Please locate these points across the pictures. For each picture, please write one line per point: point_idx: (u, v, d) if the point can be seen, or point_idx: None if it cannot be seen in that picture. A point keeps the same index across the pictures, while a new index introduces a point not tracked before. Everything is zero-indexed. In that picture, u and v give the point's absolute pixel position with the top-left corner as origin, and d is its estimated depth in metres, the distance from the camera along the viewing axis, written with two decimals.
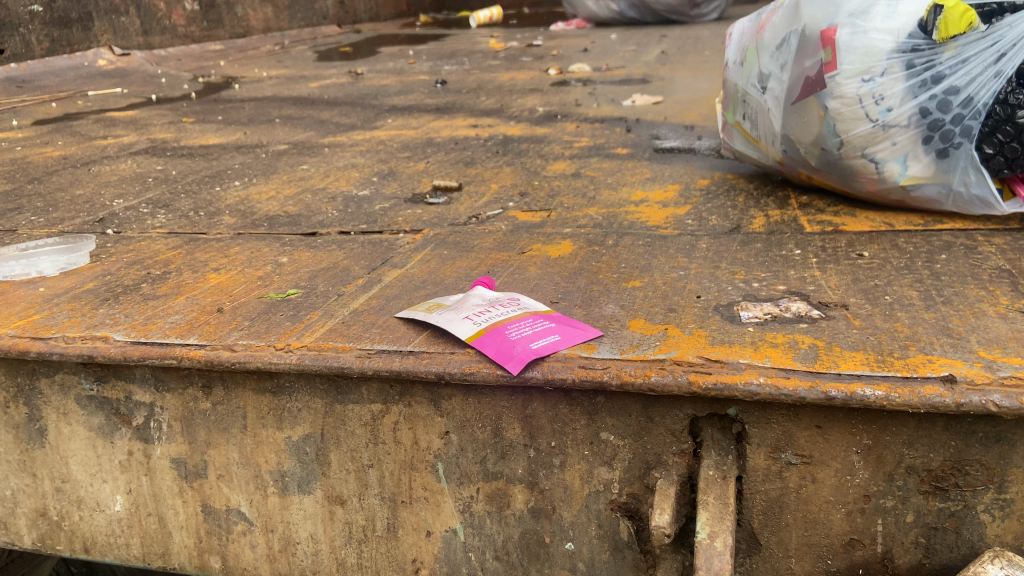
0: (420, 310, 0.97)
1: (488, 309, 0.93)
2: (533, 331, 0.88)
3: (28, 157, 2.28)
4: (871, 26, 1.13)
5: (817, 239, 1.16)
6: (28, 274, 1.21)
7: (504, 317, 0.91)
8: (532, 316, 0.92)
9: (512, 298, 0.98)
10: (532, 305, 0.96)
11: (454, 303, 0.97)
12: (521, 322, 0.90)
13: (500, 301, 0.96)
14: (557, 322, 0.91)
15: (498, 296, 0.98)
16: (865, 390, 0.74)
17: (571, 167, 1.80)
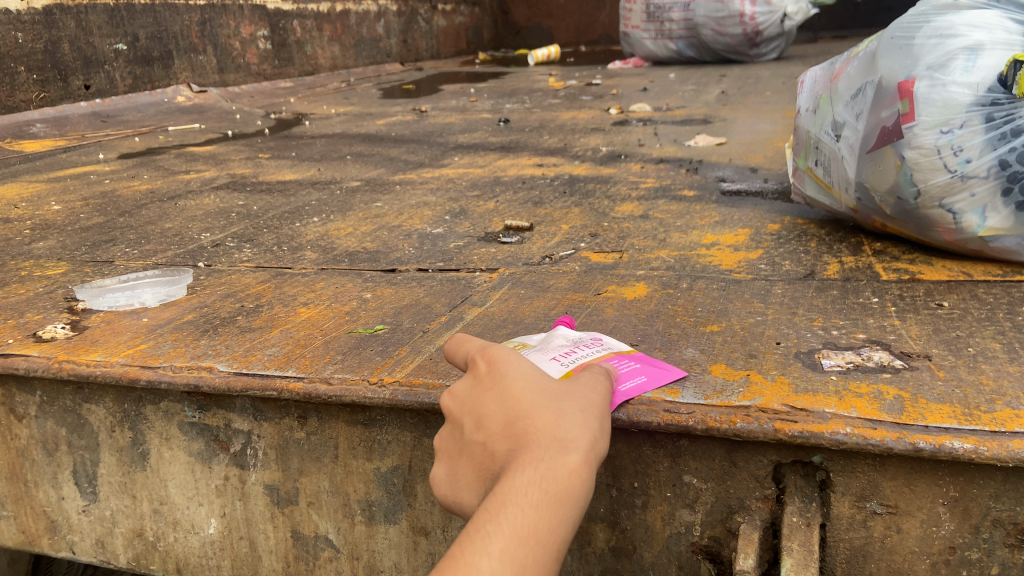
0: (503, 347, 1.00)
1: (572, 347, 0.96)
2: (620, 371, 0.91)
3: (116, 190, 2.40)
4: (950, 80, 1.16)
5: (894, 287, 1.17)
6: (132, 304, 1.30)
7: (590, 357, 0.94)
8: (616, 357, 0.95)
9: (592, 337, 1.01)
10: (612, 345, 0.99)
11: (537, 341, 1.00)
12: (608, 364, 0.93)
13: (583, 340, 0.99)
14: (640, 363, 0.94)
15: (578, 335, 1.01)
16: (953, 443, 0.75)
17: (639, 208, 1.83)
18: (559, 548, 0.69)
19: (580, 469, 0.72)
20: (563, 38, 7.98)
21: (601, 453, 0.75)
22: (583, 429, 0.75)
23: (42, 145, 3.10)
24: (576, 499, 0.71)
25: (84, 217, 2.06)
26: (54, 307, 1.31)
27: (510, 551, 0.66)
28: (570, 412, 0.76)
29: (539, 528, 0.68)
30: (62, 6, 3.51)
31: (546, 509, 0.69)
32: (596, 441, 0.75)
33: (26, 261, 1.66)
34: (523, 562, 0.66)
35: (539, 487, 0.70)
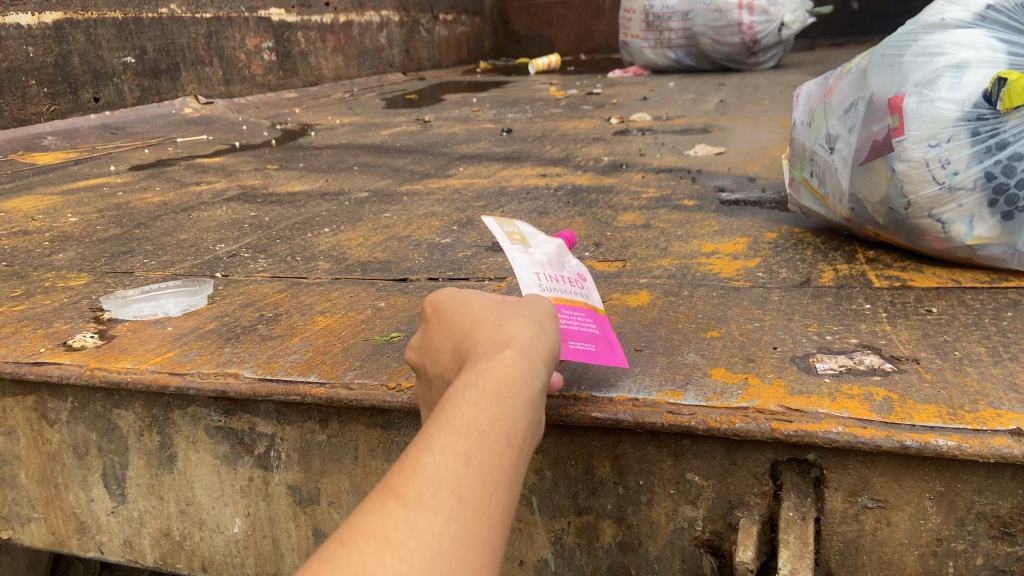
0: (505, 230, 1.01)
1: (555, 278, 1.00)
2: (580, 328, 0.97)
3: (130, 202, 2.45)
4: (937, 96, 1.21)
5: (886, 294, 1.23)
6: (157, 313, 1.36)
7: (567, 294, 0.98)
8: (585, 310, 1.00)
9: (577, 277, 1.05)
10: (589, 295, 1.04)
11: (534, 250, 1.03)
12: (576, 314, 0.98)
13: (568, 278, 1.03)
14: (599, 330, 1.00)
15: (569, 268, 1.05)
16: (938, 440, 0.80)
17: (641, 218, 1.89)
18: (507, 439, 0.68)
19: (518, 367, 0.73)
20: (563, 47, 8.06)
21: (539, 358, 0.77)
22: (520, 339, 0.77)
23: (54, 157, 3.16)
24: (518, 393, 0.72)
25: (101, 230, 2.11)
26: (81, 317, 1.36)
27: (456, 440, 0.66)
28: (506, 329, 0.79)
29: (481, 419, 0.68)
30: (73, 20, 3.57)
31: (489, 402, 0.69)
32: (533, 346, 0.77)
33: (48, 272, 1.71)
34: (468, 450, 0.66)
35: (477, 384, 0.70)
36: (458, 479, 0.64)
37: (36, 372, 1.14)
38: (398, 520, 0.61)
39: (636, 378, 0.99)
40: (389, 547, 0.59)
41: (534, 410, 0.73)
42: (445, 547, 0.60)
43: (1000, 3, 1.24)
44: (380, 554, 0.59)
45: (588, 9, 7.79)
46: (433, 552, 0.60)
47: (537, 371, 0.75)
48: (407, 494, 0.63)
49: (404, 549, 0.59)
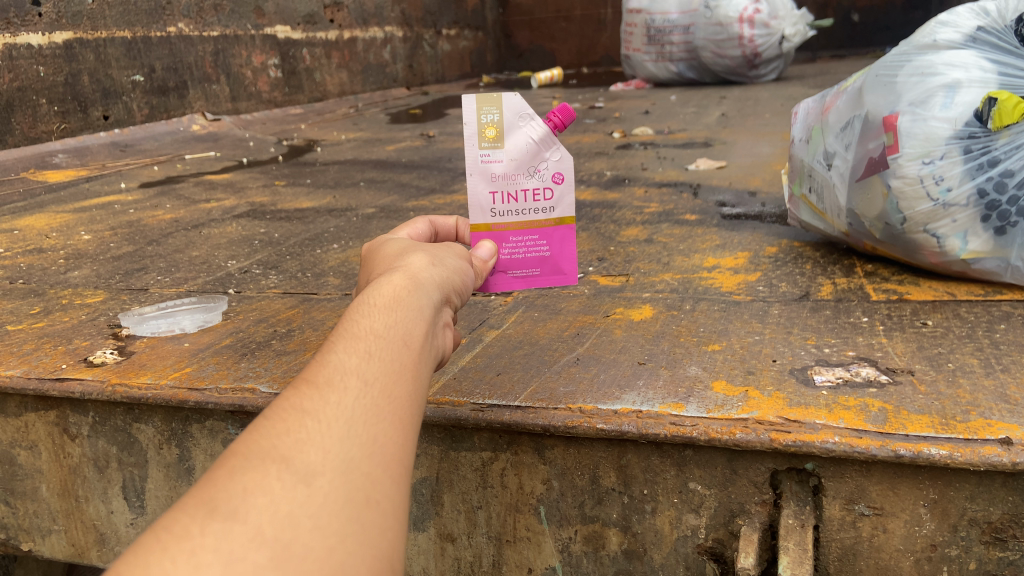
0: (480, 119, 1.00)
1: (512, 194, 1.03)
2: (528, 255, 1.06)
3: (142, 220, 2.50)
4: (930, 115, 1.25)
5: (882, 307, 1.26)
6: (174, 329, 1.41)
7: (519, 219, 1.04)
8: (540, 229, 1.06)
9: (552, 176, 1.03)
10: (557, 204, 1.05)
11: (507, 149, 1.01)
12: (528, 238, 1.06)
13: (533, 188, 1.03)
14: (553, 247, 1.08)
15: (546, 166, 1.02)
16: (931, 449, 0.83)
17: (644, 232, 1.92)
18: (403, 341, 0.67)
19: (408, 284, 0.74)
20: (566, 60, 8.12)
21: (433, 283, 0.77)
22: (412, 265, 0.78)
23: (65, 175, 3.20)
24: (412, 306, 0.71)
25: (114, 247, 2.16)
26: (100, 333, 1.40)
27: (357, 337, 0.66)
28: (400, 261, 0.79)
29: (376, 326, 0.67)
30: (82, 40, 3.63)
31: (383, 312, 0.69)
32: (427, 272, 0.77)
33: (64, 290, 1.75)
34: (367, 350, 0.65)
35: (370, 301, 0.70)
36: (363, 364, 0.63)
37: (58, 388, 1.18)
38: (309, 398, 0.60)
39: (640, 391, 1.03)
40: (305, 418, 0.58)
41: (429, 324, 0.72)
42: (357, 420, 0.60)
43: (990, 24, 1.28)
44: (296, 425, 0.58)
45: (590, 22, 7.85)
46: (346, 422, 0.59)
47: (429, 293, 0.75)
48: (314, 378, 0.62)
49: (318, 419, 0.58)
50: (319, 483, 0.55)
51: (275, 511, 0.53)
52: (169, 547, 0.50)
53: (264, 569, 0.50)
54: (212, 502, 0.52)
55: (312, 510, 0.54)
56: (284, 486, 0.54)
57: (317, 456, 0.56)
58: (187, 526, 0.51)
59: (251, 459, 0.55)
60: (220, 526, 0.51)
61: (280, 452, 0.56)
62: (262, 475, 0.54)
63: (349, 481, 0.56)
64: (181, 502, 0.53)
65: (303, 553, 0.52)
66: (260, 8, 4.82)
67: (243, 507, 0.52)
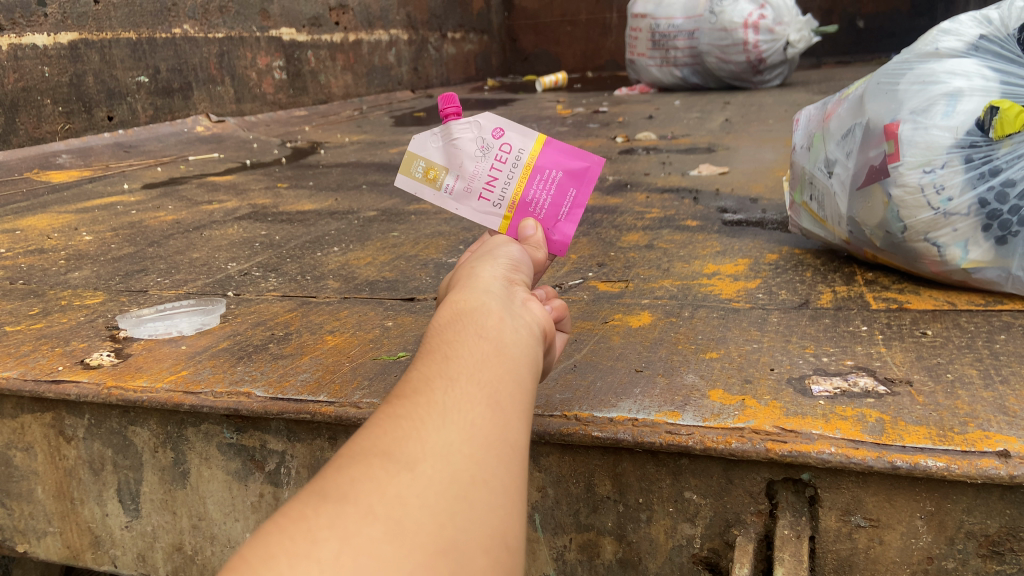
0: (419, 177, 1.06)
1: (490, 179, 1.04)
2: (550, 196, 1.03)
3: (143, 221, 2.50)
4: (932, 123, 1.25)
5: (882, 316, 1.26)
6: (171, 332, 1.41)
7: (514, 183, 1.03)
8: (534, 169, 1.03)
9: (494, 134, 1.04)
10: (520, 143, 1.04)
11: (450, 166, 1.05)
12: (533, 186, 1.03)
13: (494, 159, 1.04)
14: (554, 166, 1.03)
15: (480, 135, 1.04)
16: (927, 461, 0.83)
17: (645, 238, 1.91)
18: (475, 337, 0.68)
19: (468, 288, 0.76)
20: (571, 64, 8.12)
21: (493, 281, 0.78)
22: (468, 277, 0.79)
23: (68, 176, 3.20)
24: (475, 306, 0.72)
25: (115, 248, 2.16)
26: (97, 335, 1.40)
27: (433, 347, 0.67)
28: (457, 279, 0.81)
29: (445, 335, 0.69)
30: (87, 41, 3.64)
31: (449, 322, 0.70)
32: (484, 276, 0.79)
33: (64, 291, 1.76)
34: (444, 355, 0.66)
35: (436, 317, 0.72)
36: (445, 364, 0.65)
37: (54, 390, 1.18)
38: (401, 402, 0.61)
39: (636, 399, 1.02)
40: (401, 419, 0.60)
41: (499, 312, 0.72)
42: (449, 411, 0.61)
43: (993, 33, 1.28)
44: (393, 424, 0.59)
45: (595, 27, 7.86)
46: (440, 415, 0.60)
47: (491, 288, 0.76)
48: (403, 388, 0.63)
49: (411, 418, 0.60)
50: (422, 468, 0.56)
51: (384, 494, 0.54)
52: (285, 529, 0.51)
53: (379, 544, 0.51)
54: (323, 492, 0.54)
55: (418, 491, 0.55)
56: (389, 473, 0.55)
57: (415, 446, 0.58)
58: (303, 511, 0.53)
59: (356, 457, 0.57)
60: (334, 508, 0.53)
61: (381, 448, 0.57)
62: (366, 467, 0.56)
63: (450, 464, 0.57)
64: (297, 498, 0.55)
65: (415, 528, 0.52)
66: (266, 10, 4.82)
67: (352, 492, 0.54)
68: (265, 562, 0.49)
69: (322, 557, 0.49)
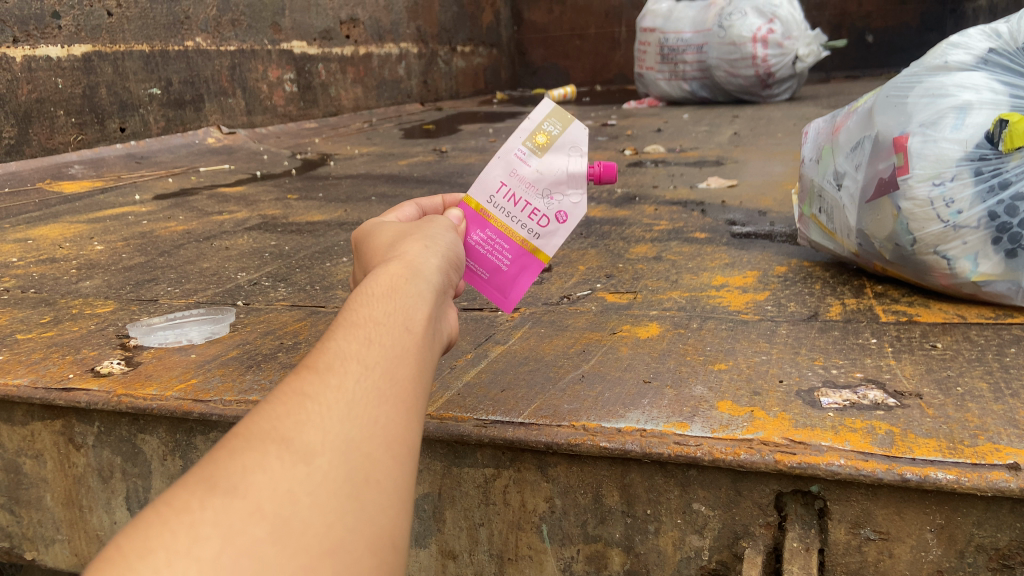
0: (541, 124, 1.06)
1: (512, 194, 1.06)
2: (490, 256, 1.06)
3: (154, 231, 2.52)
4: (941, 136, 1.25)
5: (892, 328, 1.25)
6: (181, 340, 1.41)
7: (504, 218, 1.06)
8: (514, 242, 1.06)
9: (559, 216, 1.05)
10: (546, 237, 1.06)
11: (542, 161, 1.05)
12: (500, 242, 1.06)
13: (537, 206, 1.05)
14: (512, 268, 1.07)
15: (559, 200, 1.05)
16: (938, 474, 0.83)
17: (653, 250, 1.92)
18: (401, 325, 0.67)
19: (406, 270, 0.74)
20: (579, 78, 8.15)
21: (430, 267, 0.77)
22: (409, 251, 0.78)
23: (81, 186, 3.23)
24: (409, 291, 0.71)
25: (126, 257, 2.17)
26: (108, 343, 1.41)
27: (356, 324, 0.65)
28: (396, 249, 0.80)
29: (372, 314, 0.67)
30: (101, 53, 3.68)
31: (380, 300, 0.69)
32: (422, 260, 0.77)
33: (75, 300, 1.77)
34: (367, 337, 0.64)
35: (368, 289, 0.70)
36: (364, 348, 0.63)
37: (65, 397, 1.19)
38: (309, 382, 0.60)
39: (645, 410, 1.02)
40: (308, 401, 0.58)
41: (428, 305, 0.71)
42: (358, 403, 0.59)
43: (1001, 46, 1.28)
44: (296, 408, 0.58)
45: (604, 41, 7.90)
46: (347, 405, 0.59)
47: (427, 277, 0.75)
48: (314, 364, 0.61)
49: (319, 403, 0.58)
50: (318, 462, 0.55)
51: (275, 490, 0.53)
52: (168, 520, 0.50)
53: (262, 545, 0.50)
54: (212, 478, 0.52)
55: (311, 487, 0.54)
56: (284, 465, 0.54)
57: (317, 436, 0.56)
58: (187, 500, 0.51)
59: (251, 439, 0.55)
60: (221, 501, 0.51)
61: (280, 433, 0.56)
62: (261, 454, 0.54)
63: (348, 461, 0.56)
64: (183, 479, 0.53)
65: (303, 529, 0.52)
66: (277, 23, 4.86)
67: (243, 483, 0.52)
68: (141, 556, 0.48)
69: (202, 557, 0.48)
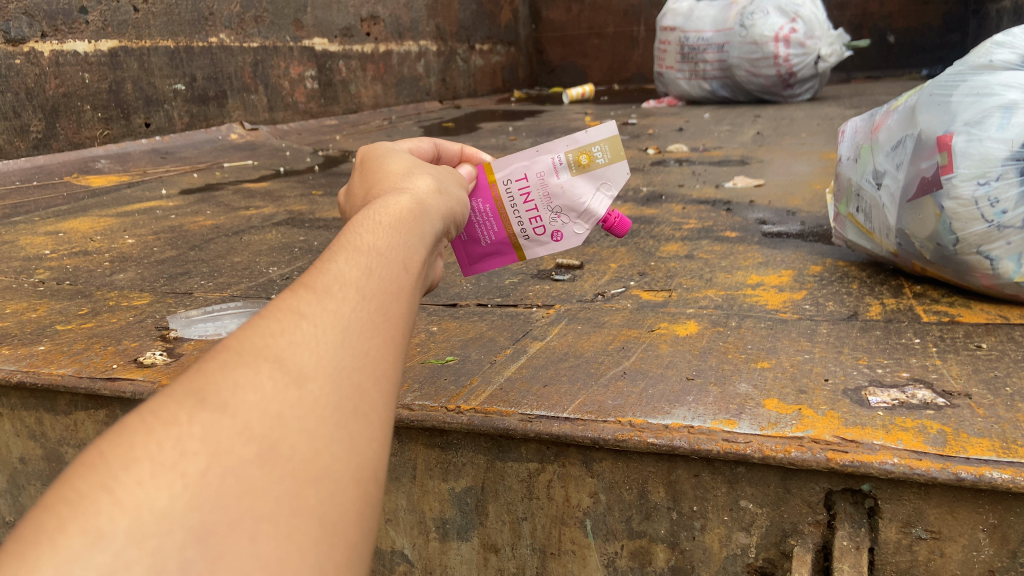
0: (592, 146, 1.10)
1: (526, 195, 1.10)
2: (477, 227, 1.11)
3: (183, 225, 2.54)
4: (986, 136, 1.24)
5: (934, 329, 1.25)
6: (220, 333, 1.42)
7: (508, 210, 1.10)
8: (502, 228, 1.12)
9: (555, 234, 1.12)
10: (531, 241, 1.13)
11: (572, 181, 1.10)
12: (492, 222, 1.11)
13: (541, 217, 1.11)
14: (488, 247, 1.13)
15: (562, 223, 1.11)
16: (993, 473, 0.82)
17: (684, 249, 1.91)
18: (402, 262, 0.65)
19: (408, 212, 0.73)
20: (598, 77, 8.14)
21: (430, 215, 0.76)
22: (418, 191, 0.79)
23: (107, 181, 3.25)
24: (410, 234, 0.70)
25: (157, 251, 2.18)
26: (148, 335, 1.42)
27: (358, 251, 0.63)
28: (407, 183, 0.81)
29: (375, 245, 0.65)
30: (127, 48, 3.70)
31: (383, 235, 0.67)
32: (421, 207, 0.76)
33: (111, 292, 1.78)
34: (370, 265, 0.62)
35: (372, 222, 0.68)
36: (364, 277, 0.61)
37: (110, 387, 1.20)
38: (306, 301, 0.57)
39: (690, 407, 1.02)
40: (304, 320, 0.55)
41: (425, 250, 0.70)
42: (353, 330, 0.57)
43: None
44: (291, 326, 0.55)
45: (623, 40, 7.88)
46: (342, 331, 0.56)
47: (426, 224, 0.74)
48: (313, 283, 0.59)
49: (316, 324, 0.55)
50: (310, 387, 0.52)
51: (265, 410, 0.49)
52: (154, 431, 0.47)
53: (247, 466, 0.47)
54: (202, 392, 0.49)
55: (301, 412, 0.51)
56: (276, 386, 0.51)
57: (311, 360, 0.53)
58: (175, 413, 0.48)
59: (242, 354, 0.52)
60: (209, 416, 0.48)
61: (273, 351, 0.53)
62: (253, 371, 0.51)
63: (339, 389, 0.53)
64: (169, 391, 0.50)
65: (289, 455, 0.48)
66: (299, 20, 4.88)
67: (233, 401, 0.49)
68: (124, 467, 0.45)
69: (187, 472, 0.45)
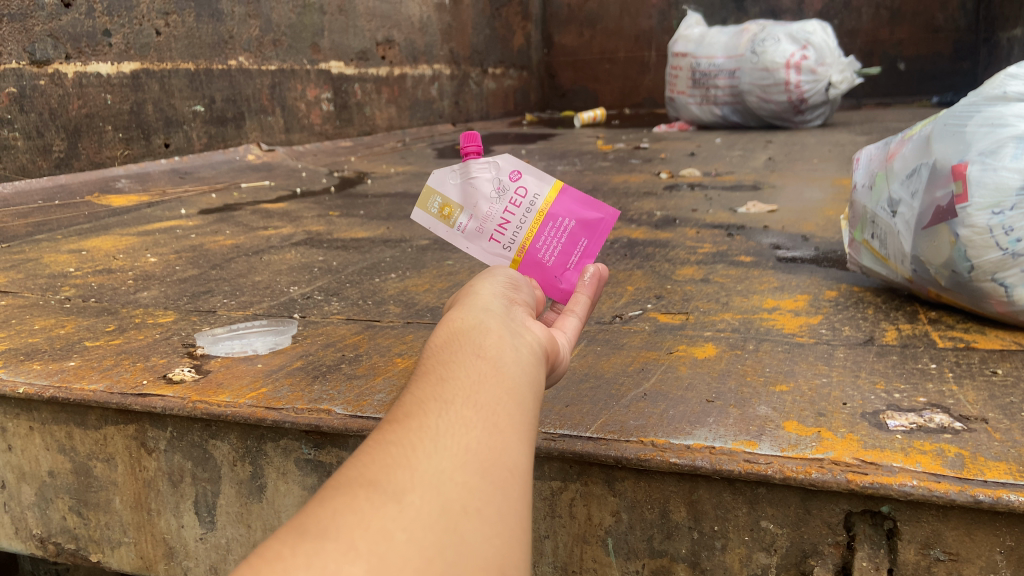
0: (437, 211, 1.12)
1: (502, 223, 1.10)
2: (561, 244, 1.09)
3: (204, 245, 2.58)
4: (1000, 165, 1.27)
5: (950, 354, 1.27)
6: (246, 350, 1.46)
7: (526, 227, 1.09)
8: (549, 213, 1.09)
9: (511, 177, 1.10)
10: (536, 189, 1.10)
11: (465, 204, 1.11)
12: (544, 230, 1.09)
13: (509, 202, 1.10)
14: (569, 216, 1.10)
15: (501, 180, 1.10)
16: (1010, 496, 0.84)
17: (700, 272, 1.94)
18: (471, 357, 0.66)
19: (466, 309, 0.74)
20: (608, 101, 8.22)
21: (489, 303, 0.77)
22: (470, 291, 0.81)
23: (128, 200, 3.30)
24: (472, 327, 0.70)
25: (180, 270, 2.22)
26: (175, 352, 1.46)
27: (426, 370, 0.65)
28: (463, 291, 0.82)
29: (439, 358, 0.66)
30: (148, 70, 3.76)
31: (446, 344, 0.68)
32: (478, 301, 0.77)
33: (136, 310, 1.82)
34: (441, 376, 0.64)
35: (433, 339, 0.70)
36: (439, 386, 0.63)
37: (140, 403, 1.23)
38: (390, 429, 0.58)
39: (711, 428, 1.04)
40: (390, 444, 0.57)
41: (496, 331, 0.71)
42: (441, 437, 0.58)
43: None
44: (380, 453, 0.56)
45: (634, 65, 7.96)
46: (432, 440, 0.58)
47: (485, 309, 0.75)
48: (394, 415, 0.60)
49: (403, 445, 0.57)
50: (409, 499, 0.53)
51: (368, 528, 0.50)
52: (261, 569, 0.47)
53: None
54: (302, 526, 0.51)
55: (405, 523, 0.52)
56: (375, 505, 0.52)
57: (405, 475, 0.55)
58: (279, 550, 0.49)
59: (339, 487, 0.54)
60: (312, 545, 0.49)
61: (367, 477, 0.54)
62: (350, 497, 0.53)
63: (438, 493, 0.54)
64: (275, 533, 0.51)
65: (399, 566, 0.49)
66: (316, 44, 4.95)
67: (332, 526, 0.50)
68: None
69: None
